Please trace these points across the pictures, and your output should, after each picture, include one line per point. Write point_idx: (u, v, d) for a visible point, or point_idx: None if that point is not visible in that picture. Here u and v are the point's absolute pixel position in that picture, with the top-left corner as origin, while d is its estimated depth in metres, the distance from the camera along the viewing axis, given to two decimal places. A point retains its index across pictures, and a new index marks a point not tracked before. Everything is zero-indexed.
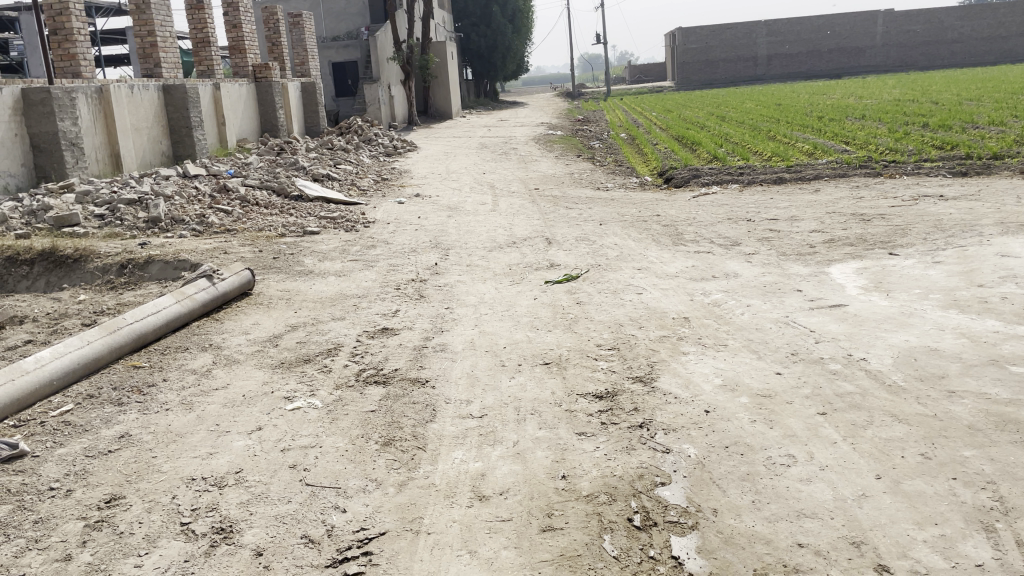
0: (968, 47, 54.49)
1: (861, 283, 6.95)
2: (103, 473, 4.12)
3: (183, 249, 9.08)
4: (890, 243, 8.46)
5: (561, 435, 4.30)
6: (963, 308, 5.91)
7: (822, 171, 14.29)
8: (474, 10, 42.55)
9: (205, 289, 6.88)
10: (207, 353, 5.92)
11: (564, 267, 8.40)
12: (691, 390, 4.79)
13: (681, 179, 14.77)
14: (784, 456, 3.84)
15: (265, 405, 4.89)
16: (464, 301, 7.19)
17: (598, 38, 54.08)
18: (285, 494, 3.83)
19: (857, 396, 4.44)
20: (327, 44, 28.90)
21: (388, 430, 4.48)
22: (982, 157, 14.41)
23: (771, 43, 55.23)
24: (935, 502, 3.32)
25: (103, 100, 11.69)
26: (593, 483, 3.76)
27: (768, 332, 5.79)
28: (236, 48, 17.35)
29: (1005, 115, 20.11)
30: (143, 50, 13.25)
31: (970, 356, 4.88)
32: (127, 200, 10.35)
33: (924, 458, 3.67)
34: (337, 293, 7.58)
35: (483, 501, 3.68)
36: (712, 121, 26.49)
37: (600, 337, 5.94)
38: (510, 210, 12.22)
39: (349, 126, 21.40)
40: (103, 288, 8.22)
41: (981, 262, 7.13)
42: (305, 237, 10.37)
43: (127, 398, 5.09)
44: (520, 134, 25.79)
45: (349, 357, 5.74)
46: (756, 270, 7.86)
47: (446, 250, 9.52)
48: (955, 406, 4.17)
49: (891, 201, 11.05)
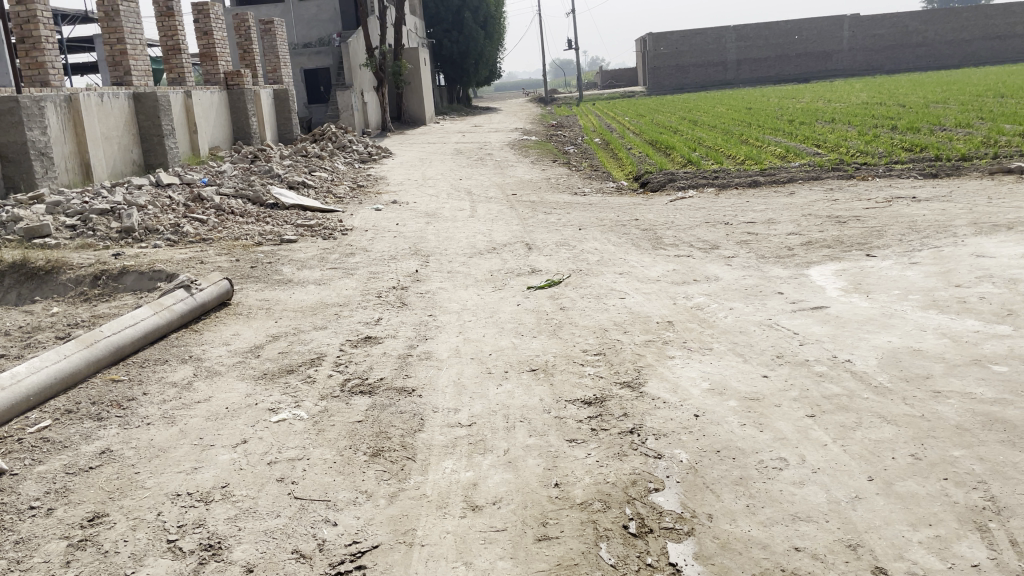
0: (932, 50, 55.49)
1: (841, 285, 7.01)
2: (85, 490, 4.03)
3: (158, 260, 8.95)
4: (867, 245, 8.54)
5: (552, 442, 4.28)
6: (943, 308, 5.98)
7: (795, 173, 14.44)
8: (446, 16, 42.45)
9: (183, 300, 6.77)
10: (188, 366, 5.81)
11: (546, 273, 8.38)
12: (679, 394, 4.80)
13: (657, 184, 14.84)
14: (776, 459, 3.84)
15: (249, 417, 4.81)
16: (447, 308, 7.15)
17: (570, 44, 54.30)
18: (274, 508, 3.76)
19: (844, 398, 4.47)
20: (299, 51, 28.75)
21: (376, 440, 4.42)
22: (951, 159, 14.65)
23: (741, 48, 55.79)
24: (928, 503, 3.34)
25: (73, 109, 11.48)
26: (586, 491, 3.74)
27: (752, 335, 5.82)
28: (207, 55, 17.18)
29: (971, 117, 20.46)
30: (113, 58, 13.08)
31: (953, 356, 4.93)
32: (100, 210, 10.19)
33: (914, 459, 3.70)
34: (317, 302, 7.50)
35: (476, 511, 3.64)
36: (685, 125, 26.69)
37: (586, 343, 5.93)
38: (488, 216, 12.19)
39: (322, 133, 21.25)
40: (76, 300, 8.07)
41: (958, 263, 7.22)
42: (282, 245, 10.26)
43: (107, 413, 4.98)
44: (495, 140, 25.80)
45: (333, 367, 5.67)
46: (736, 273, 7.90)
47: (426, 257, 9.47)
48: (942, 406, 4.21)
49: (865, 203, 11.18)
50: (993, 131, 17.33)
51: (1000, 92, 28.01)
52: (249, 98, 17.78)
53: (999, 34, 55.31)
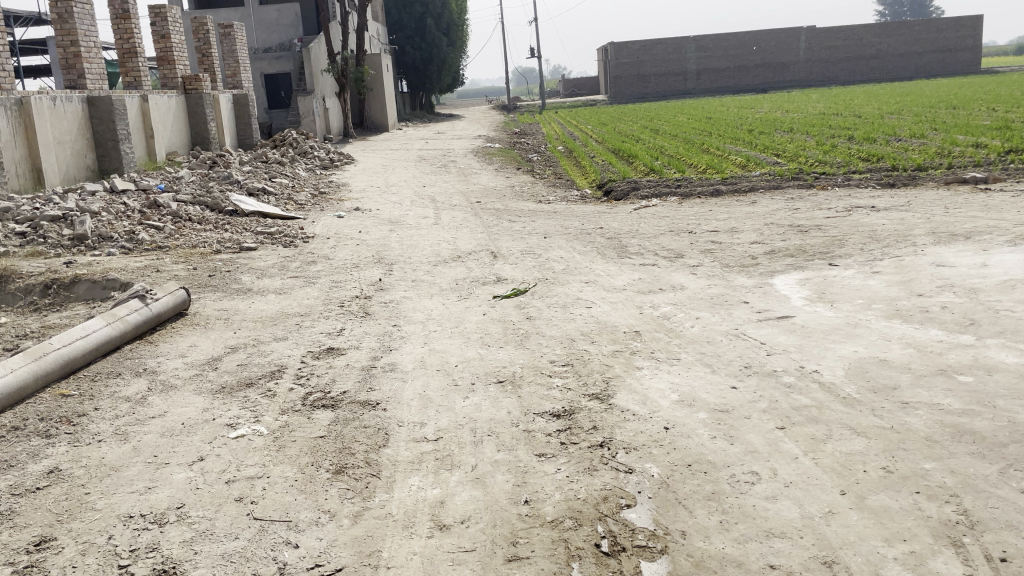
0: (886, 62, 56.80)
1: (805, 294, 7.05)
2: (31, 512, 3.82)
3: (112, 268, 8.69)
4: (829, 254, 8.61)
5: (521, 457, 4.18)
6: (906, 318, 6.02)
7: (757, 183, 14.55)
8: (409, 23, 42.27)
9: (137, 311, 6.54)
10: (142, 379, 5.60)
11: (511, 282, 8.30)
12: (648, 406, 4.74)
13: (620, 192, 14.83)
14: (747, 474, 3.80)
15: (206, 433, 4.64)
16: (411, 318, 7.03)
17: (532, 53, 54.46)
18: (231, 530, 3.60)
19: (814, 409, 4.44)
20: (259, 55, 28.33)
21: (340, 457, 4.28)
22: (908, 168, 14.93)
23: (700, 58, 56.46)
24: (901, 518, 3.32)
25: (23, 112, 11.11)
26: (556, 508, 3.65)
27: (720, 345, 5.79)
28: (164, 58, 16.80)
29: (924, 128, 20.93)
30: (66, 60, 12.74)
31: (919, 366, 4.96)
32: (51, 216, 9.87)
33: (886, 472, 3.68)
34: (278, 311, 7.32)
35: (444, 530, 3.53)
36: (648, 133, 26.84)
37: (553, 354, 5.85)
38: (452, 224, 12.09)
39: (283, 138, 20.94)
40: (25, 309, 7.78)
41: (919, 272, 7.31)
42: (241, 253, 10.04)
43: (56, 429, 4.77)
44: (458, 147, 25.66)
45: (294, 380, 5.51)
46: (702, 282, 7.91)
47: (389, 265, 9.33)
48: (910, 417, 4.22)
49: (826, 212, 11.30)
50: (947, 142, 17.72)
51: (951, 104, 28.71)
52: (207, 102, 17.44)
53: (949, 47, 56.87)
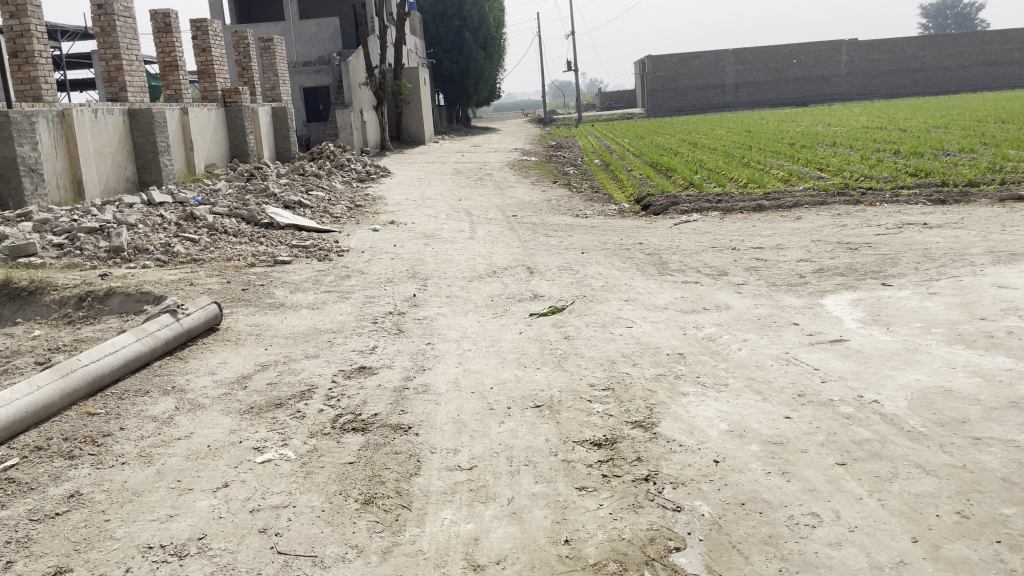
0: (930, 75, 55.79)
1: (859, 316, 6.71)
2: (48, 541, 3.66)
3: (147, 281, 8.62)
4: (881, 274, 8.23)
5: (560, 490, 3.93)
6: (969, 344, 5.64)
7: (801, 198, 14.12)
8: (446, 36, 42.30)
9: (168, 326, 6.42)
10: (170, 398, 5.45)
11: (549, 298, 8.08)
12: (696, 436, 4.45)
13: (659, 207, 14.52)
14: (808, 515, 3.50)
15: (233, 457, 4.47)
16: (445, 336, 6.82)
17: (568, 67, 54.31)
18: (254, 565, 3.40)
19: (876, 444, 4.12)
20: (299, 70, 28.62)
21: (369, 486, 4.07)
22: (958, 184, 14.40)
23: (740, 71, 55.84)
24: (982, 571, 3.02)
25: (65, 124, 11.15)
26: (600, 549, 3.40)
27: (770, 370, 5.48)
28: (205, 71, 16.88)
29: (974, 142, 20.28)
30: (108, 73, 12.82)
31: (988, 397, 4.60)
32: (88, 228, 9.85)
33: (961, 517, 3.37)
34: (310, 328, 7.14)
35: (478, 572, 3.30)
36: (686, 147, 26.43)
37: (593, 377, 5.59)
38: (489, 238, 11.91)
39: (321, 151, 20.97)
40: (60, 322, 7.72)
41: (979, 294, 6.92)
42: (275, 267, 9.94)
43: (79, 450, 4.62)
44: (493, 160, 25.51)
45: (324, 401, 5.30)
46: (748, 301, 7.59)
47: (424, 280, 9.17)
48: (984, 455, 3.88)
49: (876, 229, 10.89)
50: (998, 156, 17.14)
51: (1001, 117, 27.95)
52: (246, 115, 17.50)
53: (996, 60, 55.57)
